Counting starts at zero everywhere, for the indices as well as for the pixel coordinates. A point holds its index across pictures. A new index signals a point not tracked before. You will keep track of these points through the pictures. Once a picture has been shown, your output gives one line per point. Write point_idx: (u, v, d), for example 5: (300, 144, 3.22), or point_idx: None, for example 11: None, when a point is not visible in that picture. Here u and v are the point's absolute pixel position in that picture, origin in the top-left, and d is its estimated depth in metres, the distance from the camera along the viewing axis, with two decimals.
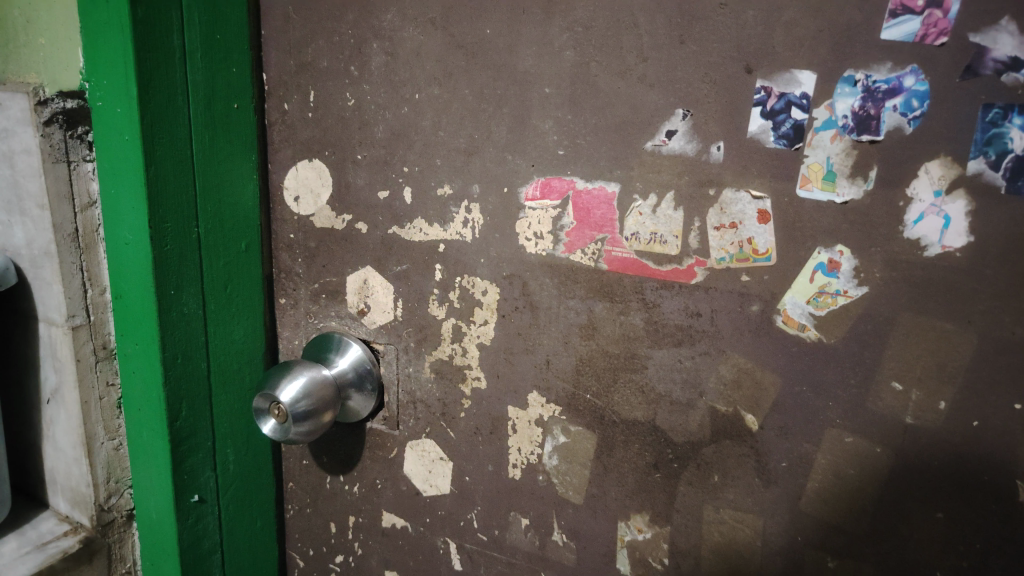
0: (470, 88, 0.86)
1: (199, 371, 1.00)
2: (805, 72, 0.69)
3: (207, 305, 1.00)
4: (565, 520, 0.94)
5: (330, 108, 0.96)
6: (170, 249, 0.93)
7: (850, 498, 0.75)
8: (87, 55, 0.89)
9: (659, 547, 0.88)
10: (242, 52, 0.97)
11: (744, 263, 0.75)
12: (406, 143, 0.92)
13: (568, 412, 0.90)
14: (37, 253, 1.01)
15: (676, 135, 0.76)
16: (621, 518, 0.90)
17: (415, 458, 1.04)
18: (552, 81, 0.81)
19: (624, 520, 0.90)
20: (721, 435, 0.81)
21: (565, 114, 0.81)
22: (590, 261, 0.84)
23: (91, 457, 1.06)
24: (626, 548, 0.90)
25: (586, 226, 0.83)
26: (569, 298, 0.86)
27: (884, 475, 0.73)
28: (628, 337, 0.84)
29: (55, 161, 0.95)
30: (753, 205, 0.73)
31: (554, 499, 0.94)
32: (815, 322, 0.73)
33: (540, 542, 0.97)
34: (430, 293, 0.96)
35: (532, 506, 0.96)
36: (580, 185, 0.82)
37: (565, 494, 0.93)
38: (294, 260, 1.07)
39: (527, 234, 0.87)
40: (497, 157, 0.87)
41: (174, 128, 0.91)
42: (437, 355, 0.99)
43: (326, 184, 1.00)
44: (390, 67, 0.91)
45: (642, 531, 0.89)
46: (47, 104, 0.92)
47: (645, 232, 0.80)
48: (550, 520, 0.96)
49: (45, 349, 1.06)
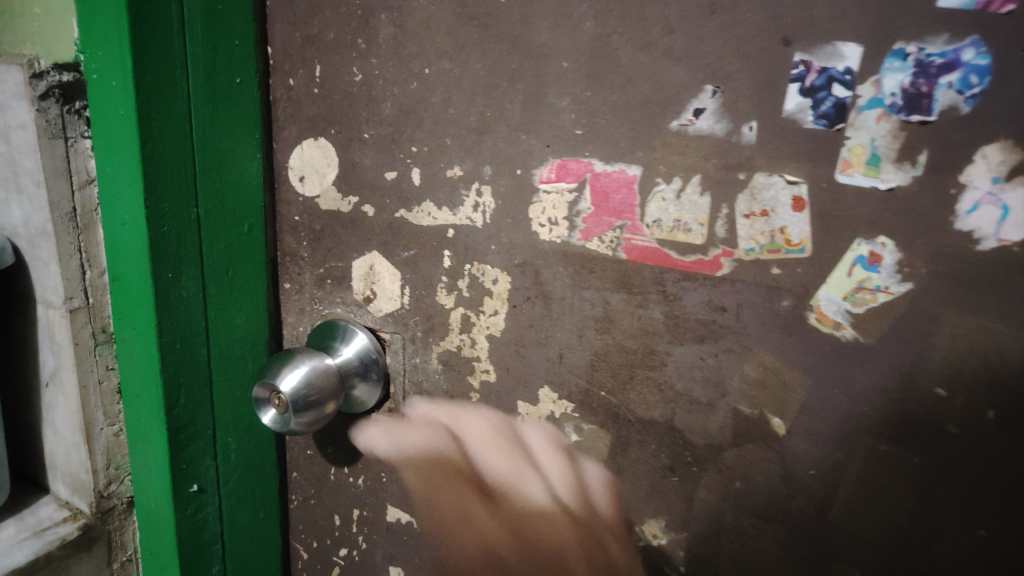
0: (483, 62, 0.81)
1: (199, 357, 0.97)
2: (849, 44, 0.62)
3: (208, 290, 0.96)
4: (490, 443, 0.94)
5: (336, 83, 0.91)
6: (168, 230, 0.89)
7: (877, 510, 0.70)
8: (81, 23, 0.84)
9: (590, 471, 0.86)
10: (245, 23, 0.92)
11: (775, 255, 0.69)
12: (414, 121, 0.87)
13: (580, 410, 0.85)
14: (34, 233, 0.97)
15: (705, 113, 0.69)
16: (551, 441, 0.88)
17: (377, 428, 1.03)
18: (569, 55, 0.75)
19: (555, 444, 0.88)
20: (745, 437, 0.75)
21: (582, 91, 0.75)
22: (607, 250, 0.78)
23: (90, 443, 1.04)
24: (549, 469, 0.89)
25: (604, 212, 0.77)
26: (584, 288, 0.81)
27: (917, 487, 0.67)
28: (647, 331, 0.78)
29: (52, 136, 0.91)
30: (787, 191, 0.67)
31: (489, 425, 0.93)
32: (852, 320, 0.67)
33: (452, 428, 0.97)
34: (438, 281, 0.92)
35: (465, 430, 0.95)
36: (599, 168, 0.76)
37: (500, 425, 0.92)
38: (300, 244, 1.03)
39: (541, 219, 0.82)
40: (510, 136, 0.81)
41: (172, 104, 0.86)
42: (445, 345, 0.94)
43: (331, 164, 0.95)
44: (398, 40, 0.85)
45: (577, 456, 0.87)
46: (42, 76, 0.88)
47: (668, 219, 0.73)
48: (478, 445, 0.95)
49: (43, 332, 1.02)
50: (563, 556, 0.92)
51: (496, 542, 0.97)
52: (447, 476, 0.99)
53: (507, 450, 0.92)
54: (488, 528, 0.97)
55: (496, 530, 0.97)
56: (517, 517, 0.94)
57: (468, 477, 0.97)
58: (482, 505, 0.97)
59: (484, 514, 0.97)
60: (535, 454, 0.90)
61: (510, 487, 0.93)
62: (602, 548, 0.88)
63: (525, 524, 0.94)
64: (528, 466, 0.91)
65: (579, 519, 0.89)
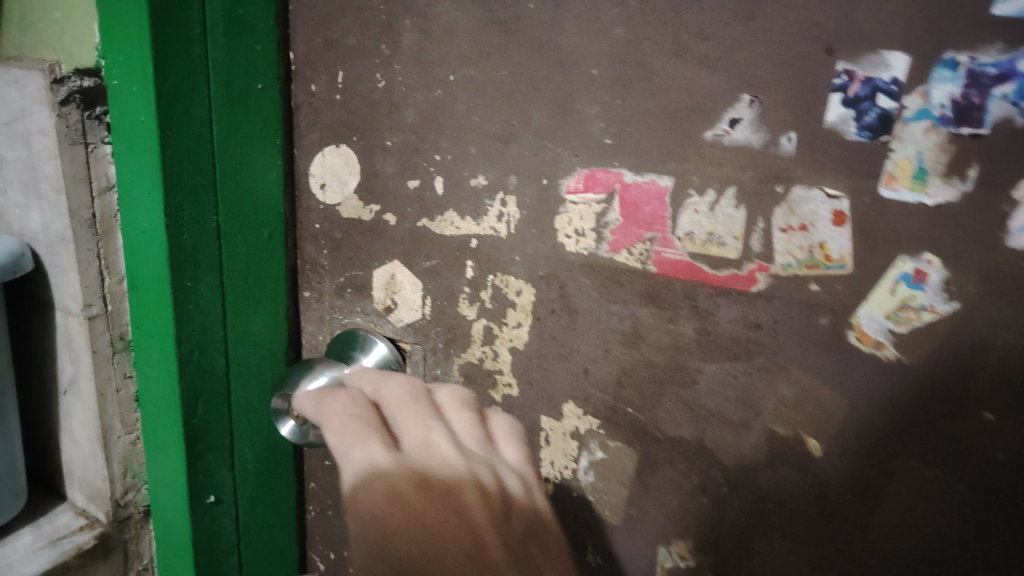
0: (509, 68, 0.78)
1: (217, 366, 0.95)
2: (896, 53, 0.59)
3: (227, 298, 0.95)
4: (410, 411, 0.65)
5: (357, 89, 0.90)
6: (187, 238, 0.87)
7: (892, 526, 0.68)
8: (102, 29, 0.82)
9: (507, 452, 0.66)
10: (267, 28, 0.91)
11: (813, 271, 0.66)
12: (437, 128, 0.85)
13: (606, 426, 0.83)
14: (53, 239, 0.96)
15: (741, 124, 0.67)
16: (461, 401, 0.68)
17: (310, 393, 0.73)
18: (599, 62, 0.73)
19: (469, 409, 0.68)
20: (775, 456, 0.73)
21: (612, 99, 0.73)
22: (636, 262, 0.76)
23: (107, 451, 1.03)
24: (468, 445, 0.64)
25: (633, 224, 0.75)
26: (611, 302, 0.78)
27: (935, 503, 0.65)
28: (677, 347, 0.75)
29: (72, 142, 0.90)
30: (828, 205, 0.65)
31: (408, 394, 0.68)
32: (894, 340, 0.64)
33: (372, 398, 0.69)
34: (460, 292, 0.90)
35: (381, 400, 0.68)
36: (628, 178, 0.74)
37: (423, 394, 0.69)
38: (320, 252, 1.02)
39: (567, 230, 0.79)
40: (536, 145, 0.79)
41: (193, 110, 0.84)
42: (466, 357, 0.92)
43: (353, 172, 0.94)
44: (422, 46, 0.83)
45: (487, 418, 0.70)
46: (63, 82, 0.87)
47: (701, 232, 0.71)
48: (395, 416, 0.66)
49: (61, 339, 1.01)
50: (487, 556, 0.55)
51: (392, 534, 0.55)
52: (347, 445, 0.61)
53: (427, 423, 0.64)
54: (389, 541, 0.54)
55: (391, 531, 0.55)
56: (431, 497, 0.57)
57: (376, 444, 0.61)
58: (390, 478, 0.58)
59: (384, 516, 0.55)
60: (449, 421, 0.67)
61: (421, 473, 0.59)
62: (528, 565, 0.57)
63: (433, 510, 0.56)
64: (444, 436, 0.63)
65: (504, 530, 0.57)
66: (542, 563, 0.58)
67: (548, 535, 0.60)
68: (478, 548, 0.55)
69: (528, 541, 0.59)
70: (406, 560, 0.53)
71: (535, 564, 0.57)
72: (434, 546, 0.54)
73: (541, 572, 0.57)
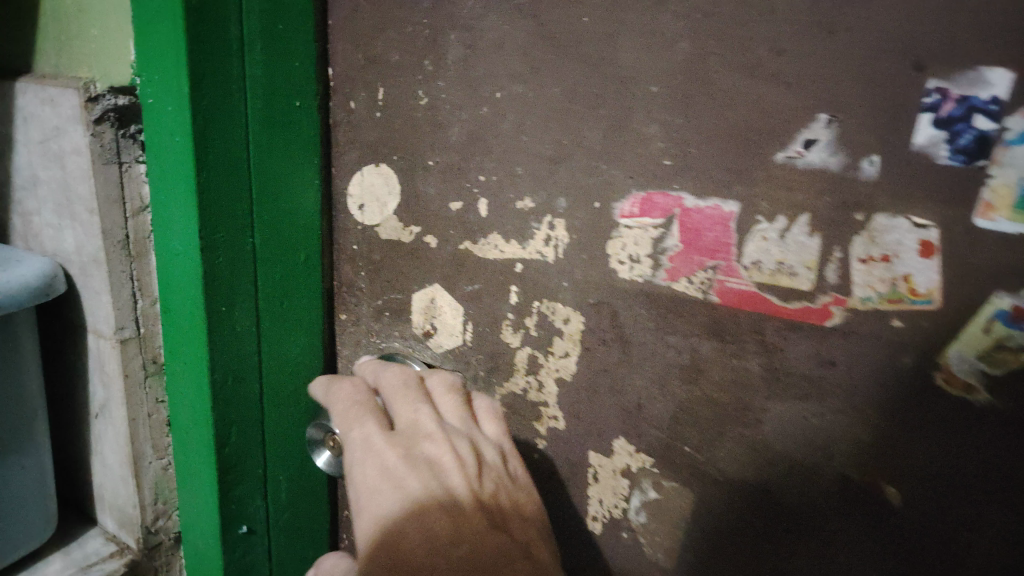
0: (561, 85, 0.74)
1: (252, 393, 0.92)
2: (997, 69, 0.53)
3: (262, 322, 0.92)
4: (400, 395, 0.78)
5: (400, 107, 0.87)
6: (221, 262, 0.84)
7: (961, 562, 0.61)
8: (138, 46, 0.80)
9: (487, 427, 0.79)
10: (306, 44, 0.88)
11: (896, 305, 0.60)
12: (482, 148, 0.81)
13: (660, 466, 0.78)
14: (86, 261, 0.94)
15: (817, 145, 0.62)
16: (450, 387, 0.80)
17: (324, 379, 0.87)
18: (659, 78, 0.68)
19: (455, 394, 0.80)
20: (845, 506, 0.67)
21: (673, 118, 0.68)
22: (697, 292, 0.70)
23: (138, 477, 1.00)
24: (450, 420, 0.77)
25: (694, 251, 0.70)
26: (669, 334, 0.73)
27: (980, 520, 0.59)
28: (741, 384, 0.70)
29: (106, 162, 0.87)
30: (914, 234, 0.58)
31: (401, 381, 0.80)
32: (988, 385, 0.57)
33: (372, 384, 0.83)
34: (504, 318, 0.85)
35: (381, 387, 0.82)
36: (689, 203, 0.69)
37: (414, 380, 0.81)
38: (357, 274, 0.99)
39: (621, 256, 0.75)
40: (588, 166, 0.75)
41: (230, 129, 0.81)
42: (509, 387, 0.88)
43: (393, 193, 0.91)
44: (468, 62, 0.80)
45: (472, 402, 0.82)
46: (98, 100, 0.84)
47: (770, 261, 0.66)
48: (390, 401, 0.78)
49: (93, 361, 0.99)
50: (459, 505, 0.66)
51: (381, 493, 0.68)
52: (347, 427, 0.75)
53: (416, 405, 0.77)
54: (379, 498, 0.68)
55: (379, 490, 0.68)
56: (412, 462, 0.70)
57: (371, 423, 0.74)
58: (380, 450, 0.71)
59: (376, 479, 0.69)
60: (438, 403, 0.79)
61: (406, 447, 0.72)
62: (496, 511, 0.69)
63: (414, 472, 0.68)
64: (428, 415, 0.76)
65: (477, 487, 0.69)
66: (509, 509, 0.70)
67: (515, 490, 0.73)
68: (448, 498, 0.67)
69: (496, 493, 0.70)
70: (392, 514, 0.66)
71: (502, 511, 0.69)
72: (414, 500, 0.66)
73: (512, 527, 0.68)
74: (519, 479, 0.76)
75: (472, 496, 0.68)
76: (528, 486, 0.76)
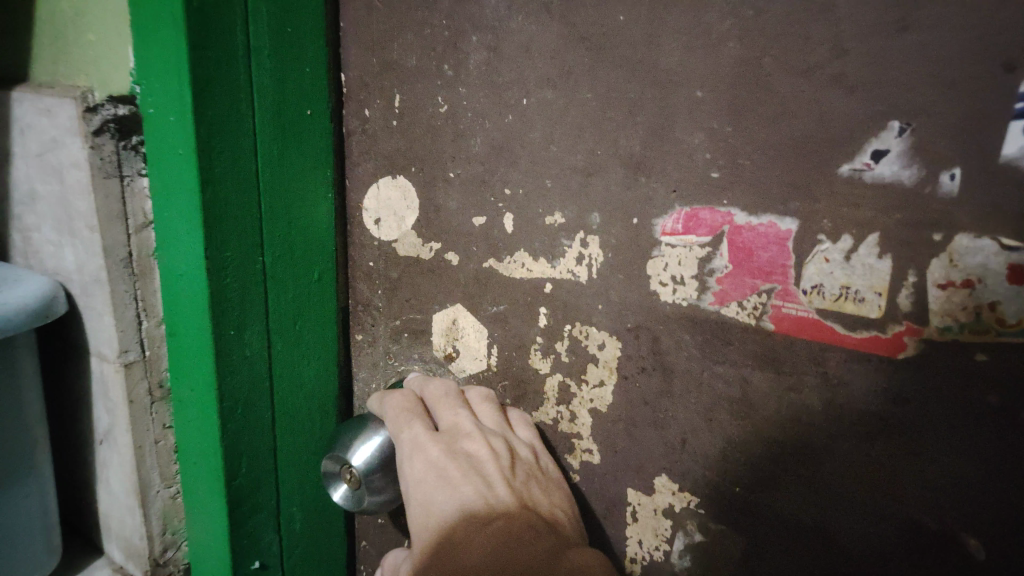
0: (594, 91, 0.68)
1: (263, 420, 0.87)
2: None
3: (273, 345, 0.86)
4: (443, 400, 0.78)
5: (418, 116, 0.81)
6: (230, 283, 0.78)
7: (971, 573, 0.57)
8: (138, 52, 0.74)
9: (520, 431, 0.79)
10: (317, 49, 0.83)
11: (981, 337, 0.53)
12: (508, 159, 0.75)
13: (707, 507, 0.72)
14: (88, 280, 0.88)
15: (888, 156, 0.55)
16: (483, 399, 0.80)
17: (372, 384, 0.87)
18: (705, 82, 0.61)
19: (491, 401, 0.80)
20: (907, 544, 0.60)
21: (721, 126, 0.61)
22: (748, 318, 0.64)
23: (145, 508, 0.95)
24: (487, 421, 0.77)
25: (745, 272, 0.63)
26: (716, 363, 0.67)
27: (1005, 537, 0.55)
28: (797, 419, 0.64)
29: (106, 175, 0.82)
30: (1002, 258, 0.51)
31: (444, 389, 0.80)
32: None
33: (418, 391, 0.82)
34: (532, 343, 0.80)
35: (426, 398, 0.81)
36: (741, 220, 0.62)
37: (452, 386, 0.82)
38: (374, 292, 0.94)
39: (662, 277, 0.68)
40: (625, 179, 0.68)
41: (237, 141, 0.76)
42: (539, 416, 0.83)
43: (411, 208, 0.85)
44: (491, 66, 0.74)
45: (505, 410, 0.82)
46: (96, 110, 0.79)
47: (833, 285, 0.59)
48: (431, 403, 0.79)
49: (97, 386, 0.94)
50: (493, 493, 0.67)
51: (426, 487, 0.69)
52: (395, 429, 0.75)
53: (456, 408, 0.77)
54: (426, 490, 0.69)
55: (423, 484, 0.69)
56: (453, 458, 0.70)
57: (415, 423, 0.75)
58: (424, 448, 0.72)
59: (421, 474, 0.70)
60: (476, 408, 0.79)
61: (448, 444, 0.73)
62: (531, 501, 0.69)
63: (455, 467, 0.69)
64: (469, 416, 0.76)
65: (511, 477, 0.70)
66: (542, 499, 0.71)
67: (548, 484, 0.74)
68: (487, 489, 0.68)
69: (531, 486, 0.71)
70: (437, 505, 0.67)
71: (535, 501, 0.70)
72: (457, 493, 0.67)
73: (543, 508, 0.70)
74: (548, 472, 0.76)
75: (508, 487, 0.68)
76: (558, 479, 0.76)
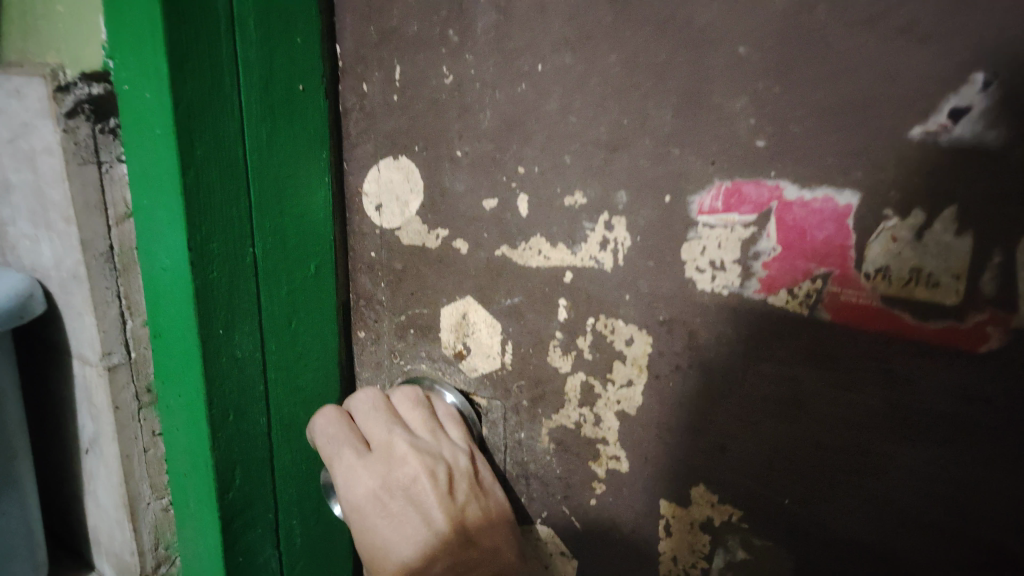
0: (619, 53, 0.60)
1: (257, 427, 0.80)
2: None
3: (267, 346, 0.79)
4: (369, 418, 0.73)
5: (420, 89, 0.73)
6: (217, 278, 0.71)
7: None
8: (109, 23, 0.66)
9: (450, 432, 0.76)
10: (309, 18, 0.75)
11: None
12: (521, 134, 0.67)
13: (750, 521, 0.64)
14: (66, 277, 0.81)
15: (970, 115, 0.46)
16: (413, 399, 0.76)
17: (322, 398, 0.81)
18: (748, 37, 0.53)
19: (421, 406, 0.76)
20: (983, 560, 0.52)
21: (767, 87, 0.53)
22: (799, 308, 0.56)
23: (135, 522, 0.88)
24: (421, 435, 0.73)
25: (797, 255, 0.55)
26: (762, 360, 0.59)
27: None
28: (856, 424, 0.56)
29: (82, 162, 0.75)
30: None
31: (370, 400, 0.75)
32: None
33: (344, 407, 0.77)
34: (551, 339, 0.72)
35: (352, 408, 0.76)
36: (792, 195, 0.54)
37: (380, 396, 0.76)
38: (377, 285, 0.86)
39: (699, 263, 0.60)
40: (655, 152, 0.60)
41: (222, 121, 0.68)
42: (559, 420, 0.75)
43: (415, 191, 0.78)
44: (501, 30, 0.66)
45: (433, 407, 0.78)
46: (69, 90, 0.72)
47: (902, 268, 0.51)
48: (358, 424, 0.73)
49: (80, 392, 0.87)
50: (433, 529, 0.65)
51: (371, 529, 0.66)
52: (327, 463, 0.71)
53: (389, 425, 0.72)
54: (370, 537, 0.66)
55: (368, 529, 0.66)
56: (392, 490, 0.68)
57: (345, 453, 0.70)
58: (360, 483, 0.68)
59: (365, 515, 0.67)
60: (406, 418, 0.75)
61: (383, 474, 0.69)
62: (469, 526, 0.68)
63: (392, 504, 0.67)
64: (401, 434, 0.71)
65: (450, 504, 0.68)
66: (478, 516, 0.69)
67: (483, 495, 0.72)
68: (425, 525, 0.66)
69: (471, 501, 0.70)
70: (382, 556, 0.65)
71: (473, 521, 0.68)
72: (398, 538, 0.65)
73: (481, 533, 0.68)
74: (485, 480, 0.74)
75: (449, 511, 0.67)
76: (493, 486, 0.75)
